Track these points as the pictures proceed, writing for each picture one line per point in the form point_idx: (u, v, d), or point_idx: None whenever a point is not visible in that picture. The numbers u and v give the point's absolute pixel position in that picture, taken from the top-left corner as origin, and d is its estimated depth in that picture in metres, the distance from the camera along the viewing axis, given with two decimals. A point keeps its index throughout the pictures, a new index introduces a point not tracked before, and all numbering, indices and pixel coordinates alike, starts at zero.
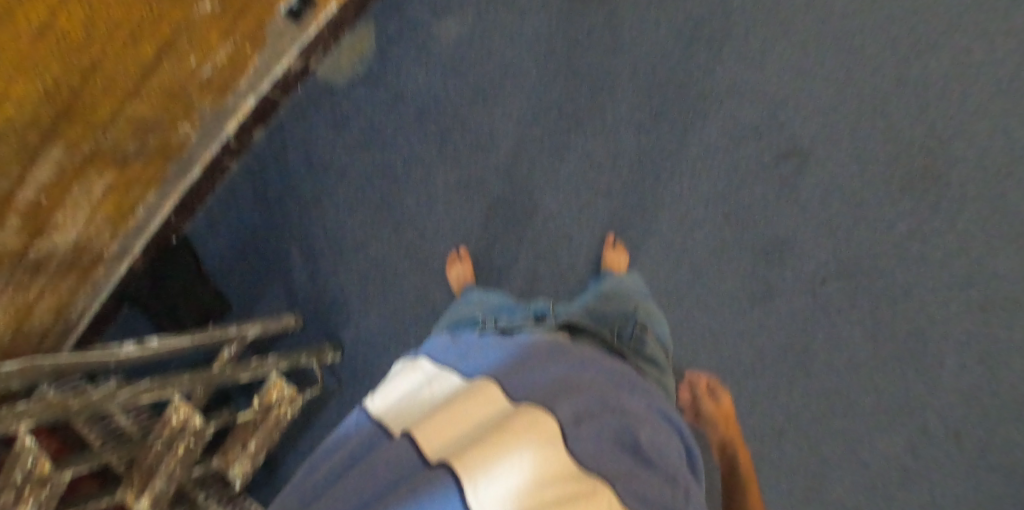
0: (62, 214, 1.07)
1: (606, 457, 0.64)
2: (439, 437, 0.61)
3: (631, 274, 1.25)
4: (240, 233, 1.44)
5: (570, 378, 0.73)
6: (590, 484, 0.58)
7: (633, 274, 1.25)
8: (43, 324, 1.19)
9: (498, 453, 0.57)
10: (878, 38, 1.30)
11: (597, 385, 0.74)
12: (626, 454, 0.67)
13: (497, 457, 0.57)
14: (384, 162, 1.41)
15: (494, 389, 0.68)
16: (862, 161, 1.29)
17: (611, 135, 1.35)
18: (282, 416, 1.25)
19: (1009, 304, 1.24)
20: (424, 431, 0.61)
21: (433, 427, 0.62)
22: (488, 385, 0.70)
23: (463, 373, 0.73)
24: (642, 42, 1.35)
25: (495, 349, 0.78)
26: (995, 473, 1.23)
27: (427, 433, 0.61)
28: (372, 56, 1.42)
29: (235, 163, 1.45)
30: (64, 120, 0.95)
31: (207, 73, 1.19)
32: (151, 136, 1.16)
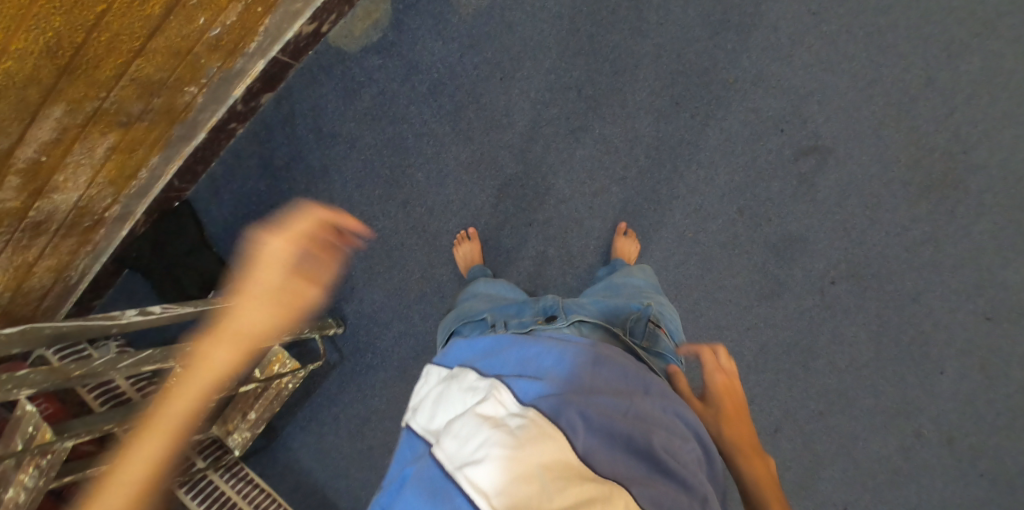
0: (63, 174, 1.05)
1: (620, 461, 0.65)
2: (455, 453, 0.62)
3: (642, 265, 1.23)
4: (246, 199, 1.42)
5: (582, 379, 0.73)
6: (604, 488, 0.60)
7: (644, 266, 1.23)
8: (43, 284, 1.20)
9: (511, 465, 0.59)
10: (913, 34, 1.25)
11: (609, 385, 0.74)
12: (639, 461, 0.67)
13: (510, 470, 0.59)
14: (395, 134, 1.37)
15: (508, 393, 0.69)
16: (883, 162, 1.27)
17: (630, 120, 1.31)
18: (282, 388, 1.24)
19: (1015, 315, 1.24)
20: (443, 449, 0.63)
21: (451, 443, 0.63)
22: (503, 387, 0.70)
23: (481, 373, 0.74)
24: (668, 24, 1.30)
25: (512, 347, 0.77)
26: (982, 478, 1.25)
27: (445, 450, 0.63)
28: (387, 23, 1.37)
29: (242, 127, 1.41)
30: (65, 79, 0.92)
31: (217, 33, 1.12)
32: (156, 97, 1.11)
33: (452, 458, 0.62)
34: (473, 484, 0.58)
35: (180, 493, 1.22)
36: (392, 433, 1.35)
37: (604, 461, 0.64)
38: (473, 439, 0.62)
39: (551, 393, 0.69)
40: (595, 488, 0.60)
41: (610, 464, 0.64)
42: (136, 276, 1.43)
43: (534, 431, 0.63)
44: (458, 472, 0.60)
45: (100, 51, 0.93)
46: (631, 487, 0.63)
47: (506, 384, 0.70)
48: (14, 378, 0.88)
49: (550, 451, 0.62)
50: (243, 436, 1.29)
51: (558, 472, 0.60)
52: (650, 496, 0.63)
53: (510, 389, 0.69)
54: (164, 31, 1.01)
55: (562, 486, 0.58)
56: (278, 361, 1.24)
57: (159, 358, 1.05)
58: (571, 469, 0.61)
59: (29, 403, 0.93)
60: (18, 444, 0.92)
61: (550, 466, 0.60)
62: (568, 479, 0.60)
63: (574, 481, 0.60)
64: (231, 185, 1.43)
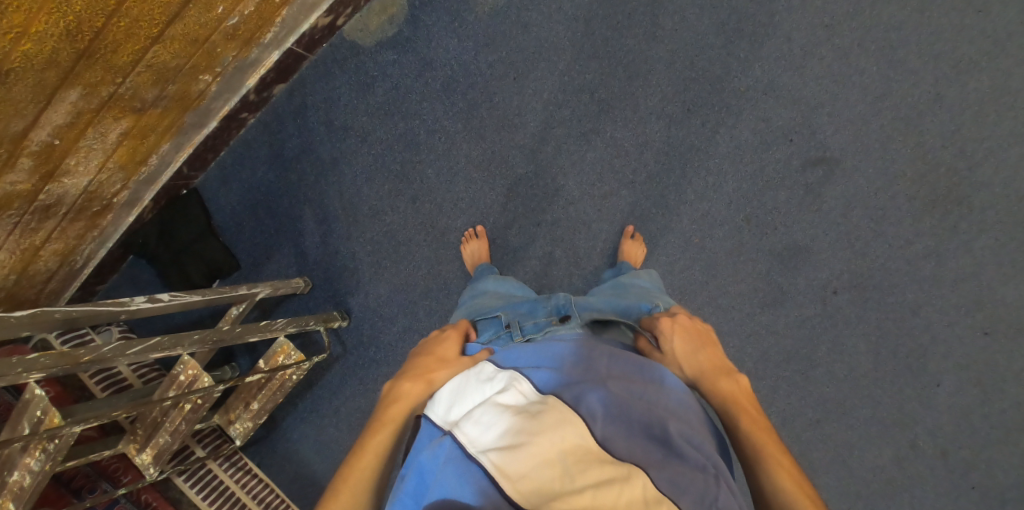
0: (75, 158, 1.04)
1: (636, 448, 0.70)
2: (480, 441, 0.69)
3: (648, 271, 1.21)
4: (254, 189, 1.42)
5: (597, 369, 0.79)
6: (622, 469, 0.65)
7: (651, 271, 1.21)
8: (48, 268, 1.20)
9: (535, 451, 0.65)
10: (924, 50, 1.26)
11: (623, 376, 0.79)
12: (655, 447, 0.71)
13: (533, 455, 0.65)
14: (406, 130, 1.38)
15: (526, 385, 0.76)
16: (889, 175, 1.28)
17: (640, 124, 1.32)
18: (286, 380, 1.25)
19: (1013, 331, 1.25)
20: (467, 437, 0.70)
21: (475, 432, 0.70)
22: (522, 379, 0.77)
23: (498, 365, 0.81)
24: (682, 31, 1.31)
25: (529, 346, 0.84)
26: (974, 490, 1.27)
27: (470, 437, 0.69)
28: (402, 18, 1.37)
29: (252, 117, 1.41)
30: (83, 63, 0.91)
31: (234, 22, 1.12)
32: (171, 84, 1.11)
33: (477, 444, 0.68)
34: (499, 467, 0.65)
35: (177, 479, 1.23)
36: None
37: (622, 445, 0.69)
38: (496, 428, 0.69)
39: (566, 386, 0.75)
40: (613, 469, 0.64)
41: (627, 448, 0.69)
42: (141, 262, 1.43)
43: (553, 418, 0.69)
44: (483, 456, 0.66)
45: (119, 36, 0.93)
46: (650, 469, 0.67)
47: (525, 376, 0.77)
48: (25, 360, 0.88)
49: (569, 436, 0.67)
50: (245, 426, 1.28)
51: (578, 456, 0.65)
52: (669, 477, 0.66)
53: (529, 381, 0.76)
54: (183, 18, 1.01)
55: (582, 468, 0.64)
56: (282, 352, 1.24)
57: (168, 345, 1.03)
58: (590, 453, 0.66)
59: (37, 387, 0.93)
60: (25, 428, 0.92)
61: (570, 451, 0.66)
62: (587, 463, 0.65)
63: (593, 463, 0.65)
64: (239, 175, 1.43)
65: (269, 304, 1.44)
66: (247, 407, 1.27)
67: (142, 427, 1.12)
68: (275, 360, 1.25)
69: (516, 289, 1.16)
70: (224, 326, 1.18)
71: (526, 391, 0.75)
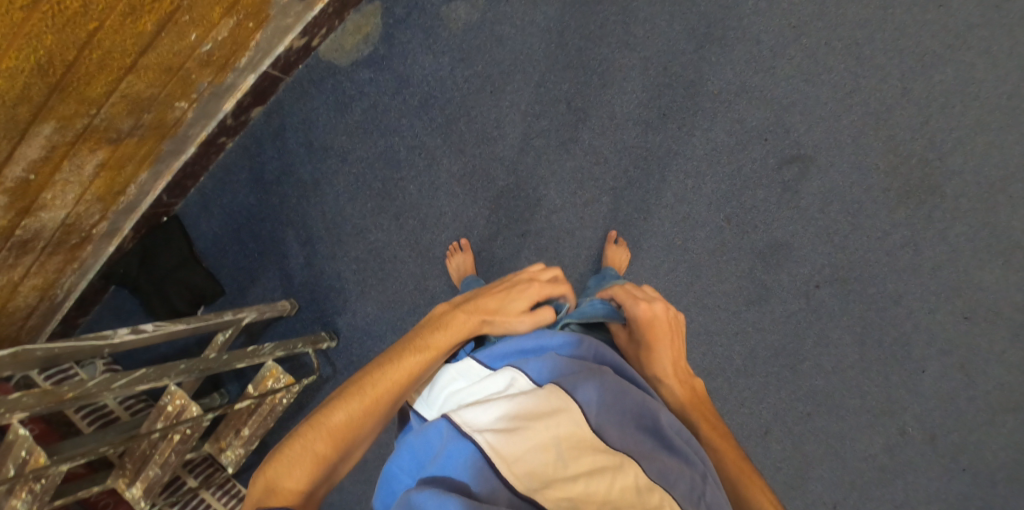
0: (51, 192, 1.03)
1: (629, 438, 0.71)
2: (475, 423, 0.69)
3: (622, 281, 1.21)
4: (236, 214, 1.42)
5: (589, 361, 0.78)
6: (614, 460, 0.67)
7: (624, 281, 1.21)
8: (29, 303, 1.18)
9: (529, 436, 0.67)
10: (887, 47, 1.30)
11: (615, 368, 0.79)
12: (646, 437, 0.72)
13: (528, 440, 0.67)
14: (386, 148, 1.38)
15: (522, 380, 0.75)
16: (863, 169, 1.31)
17: (617, 131, 1.34)
18: (276, 404, 1.23)
19: (991, 315, 1.28)
20: (463, 418, 0.70)
21: (472, 413, 0.70)
22: (515, 375, 0.76)
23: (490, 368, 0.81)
24: (653, 38, 1.33)
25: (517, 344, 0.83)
26: (964, 473, 1.29)
27: (465, 418, 0.70)
28: (377, 37, 1.37)
29: (231, 141, 1.41)
30: (55, 97, 0.91)
31: (208, 48, 1.12)
32: (147, 113, 1.10)
33: (473, 425, 0.69)
34: (495, 449, 0.66)
35: None
36: (386, 445, 1.36)
37: (615, 435, 0.70)
38: (491, 412, 0.70)
39: (561, 375, 0.74)
40: (605, 458, 0.66)
41: (620, 437, 0.70)
42: (123, 292, 1.41)
43: (549, 405, 0.70)
44: (477, 437, 0.67)
45: (91, 68, 0.92)
46: (640, 461, 0.68)
47: (518, 369, 0.77)
48: (6, 401, 0.87)
49: (564, 423, 0.68)
50: (237, 454, 1.25)
51: (573, 442, 0.67)
52: (659, 470, 0.68)
53: (522, 376, 0.76)
54: (156, 48, 1.00)
55: (576, 456, 0.66)
56: (271, 376, 1.24)
57: (154, 376, 1.02)
58: (584, 441, 0.68)
59: (21, 427, 0.92)
60: (11, 469, 0.91)
61: (564, 438, 0.67)
62: (581, 450, 0.67)
63: (586, 451, 0.67)
64: (220, 200, 1.42)
65: (256, 329, 1.43)
66: (238, 433, 1.26)
67: (130, 461, 1.10)
68: (264, 385, 1.25)
69: None
70: (211, 353, 1.16)
71: (521, 383, 0.75)
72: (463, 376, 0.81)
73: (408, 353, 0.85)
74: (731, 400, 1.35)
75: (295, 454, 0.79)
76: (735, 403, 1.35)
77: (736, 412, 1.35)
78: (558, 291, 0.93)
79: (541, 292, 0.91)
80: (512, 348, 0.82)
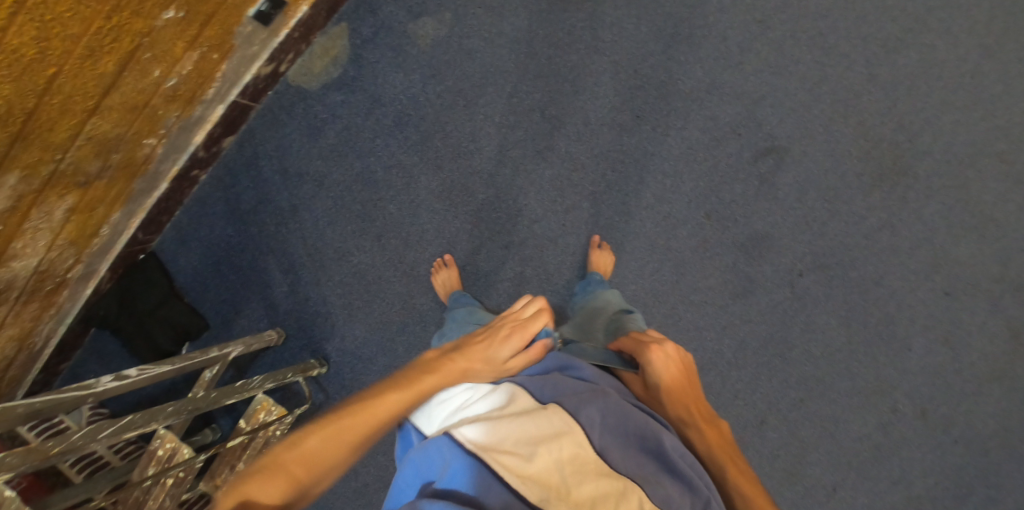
0: (22, 242, 1.01)
1: (632, 463, 0.71)
2: (480, 439, 0.69)
3: (611, 289, 1.22)
4: (215, 247, 1.40)
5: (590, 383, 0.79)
6: (619, 484, 0.66)
7: (613, 289, 1.22)
8: (6, 355, 1.15)
9: (534, 458, 0.66)
10: (850, 35, 1.32)
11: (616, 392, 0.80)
12: (649, 460, 0.72)
13: (532, 460, 0.66)
14: (363, 169, 1.37)
15: (525, 399, 0.75)
16: (836, 156, 1.32)
17: (592, 135, 1.34)
18: (270, 437, 1.23)
19: (971, 289, 1.31)
20: (468, 435, 0.69)
21: (476, 430, 0.70)
22: (517, 395, 0.77)
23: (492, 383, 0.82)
24: (622, 41, 1.33)
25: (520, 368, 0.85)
26: (957, 445, 1.31)
27: (469, 434, 0.69)
28: (345, 58, 1.36)
29: (204, 174, 1.38)
30: (18, 145, 0.88)
31: (173, 83, 1.10)
32: (115, 153, 1.08)
33: (477, 441, 0.68)
34: (500, 467, 0.66)
35: None
36: (385, 467, 1.35)
37: (619, 458, 0.70)
38: (496, 431, 0.70)
39: (563, 395, 0.76)
40: (609, 482, 0.66)
41: (623, 460, 0.70)
42: (104, 334, 1.38)
43: (553, 429, 0.70)
44: (483, 454, 0.67)
45: (53, 114, 0.90)
46: (644, 486, 0.68)
47: (520, 387, 0.78)
48: None
49: (567, 446, 0.68)
50: None
51: (577, 466, 0.67)
52: (663, 496, 0.68)
53: (525, 396, 0.76)
54: (119, 87, 0.98)
55: (580, 480, 0.65)
56: (262, 408, 1.23)
57: (142, 422, 1.00)
58: (587, 464, 0.67)
59: (7, 488, 0.89)
60: None
61: (569, 460, 0.67)
62: (585, 473, 0.66)
63: (590, 475, 0.66)
64: (197, 233, 1.40)
65: (244, 362, 1.41)
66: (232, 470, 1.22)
67: None
68: (256, 418, 1.23)
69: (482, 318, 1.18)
70: (199, 392, 1.14)
71: (523, 402, 0.75)
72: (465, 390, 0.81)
73: (392, 390, 0.84)
74: (725, 394, 1.35)
75: (268, 472, 0.75)
76: (729, 396, 1.36)
77: (731, 405, 1.35)
78: (539, 323, 0.96)
79: (527, 333, 0.93)
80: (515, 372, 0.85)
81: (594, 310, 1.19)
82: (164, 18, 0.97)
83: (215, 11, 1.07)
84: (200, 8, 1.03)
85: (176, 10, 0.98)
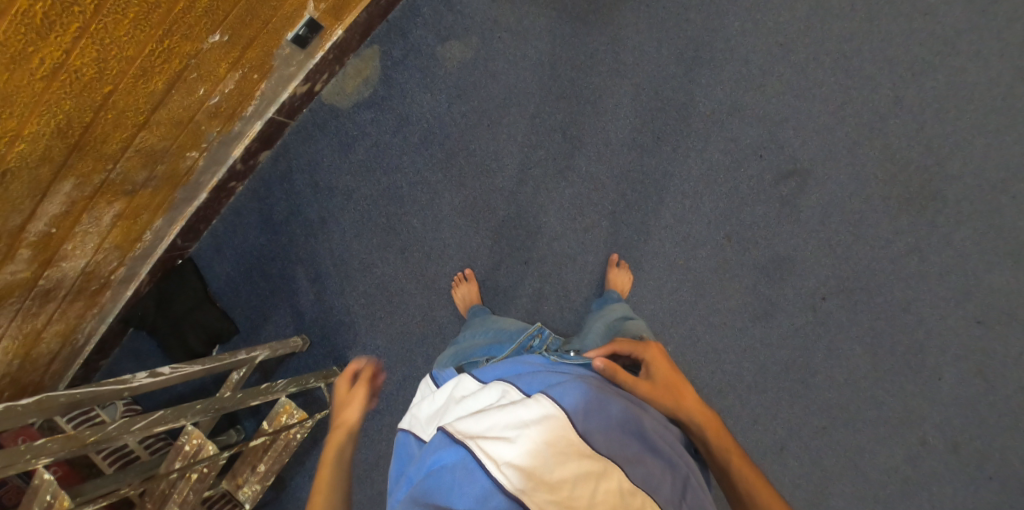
0: (71, 244, 1.08)
1: (616, 442, 0.73)
2: (468, 431, 0.71)
3: (621, 303, 1.24)
4: (247, 255, 1.47)
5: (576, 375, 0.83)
6: (601, 463, 0.69)
7: (623, 302, 1.25)
8: (51, 349, 1.23)
9: (519, 443, 0.69)
10: (875, 59, 1.32)
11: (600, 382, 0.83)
12: (632, 440, 0.75)
13: (517, 445, 0.68)
14: (390, 184, 1.42)
15: (512, 391, 0.79)
16: (860, 179, 1.31)
17: (613, 155, 1.36)
18: (291, 439, 1.26)
19: (1005, 318, 1.27)
20: (456, 428, 0.72)
21: (465, 424, 0.73)
22: (505, 388, 0.80)
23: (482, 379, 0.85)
24: (644, 64, 1.36)
25: (508, 366, 0.88)
26: (992, 481, 1.27)
27: (459, 428, 0.72)
28: (376, 79, 1.43)
29: (241, 186, 1.46)
30: (75, 155, 0.96)
31: (215, 101, 1.17)
32: (160, 165, 1.16)
33: (465, 432, 0.71)
34: (485, 454, 0.68)
35: None
36: None
37: (602, 439, 0.73)
38: (484, 422, 0.72)
39: (549, 385, 0.79)
40: (591, 463, 0.69)
41: (606, 441, 0.73)
42: (141, 335, 1.46)
43: (539, 414, 0.72)
44: (469, 442, 0.69)
45: (107, 127, 0.98)
46: (625, 466, 0.71)
47: (509, 383, 0.81)
48: (32, 447, 0.91)
49: (553, 428, 0.71)
50: (253, 490, 1.26)
51: (560, 448, 0.69)
52: (644, 474, 0.71)
53: (513, 389, 0.80)
54: (167, 104, 1.06)
55: (562, 460, 0.68)
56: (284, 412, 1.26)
57: (171, 417, 1.05)
58: (571, 446, 0.70)
59: (46, 472, 0.96)
60: None
61: (553, 443, 0.69)
62: (568, 454, 0.69)
63: (573, 456, 0.69)
64: (232, 242, 1.47)
65: (269, 366, 1.46)
66: (254, 470, 1.26)
67: (151, 500, 1.12)
68: (279, 421, 1.26)
69: (495, 325, 1.19)
70: (225, 392, 1.19)
71: (512, 394, 0.78)
72: (457, 390, 0.85)
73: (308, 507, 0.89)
74: (744, 418, 1.33)
75: None
76: (749, 420, 1.34)
77: (751, 429, 1.33)
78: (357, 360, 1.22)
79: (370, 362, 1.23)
80: (507, 370, 0.87)
81: (615, 320, 1.19)
82: (210, 41, 1.04)
83: (256, 35, 1.14)
84: (243, 32, 1.11)
85: (221, 34, 1.05)
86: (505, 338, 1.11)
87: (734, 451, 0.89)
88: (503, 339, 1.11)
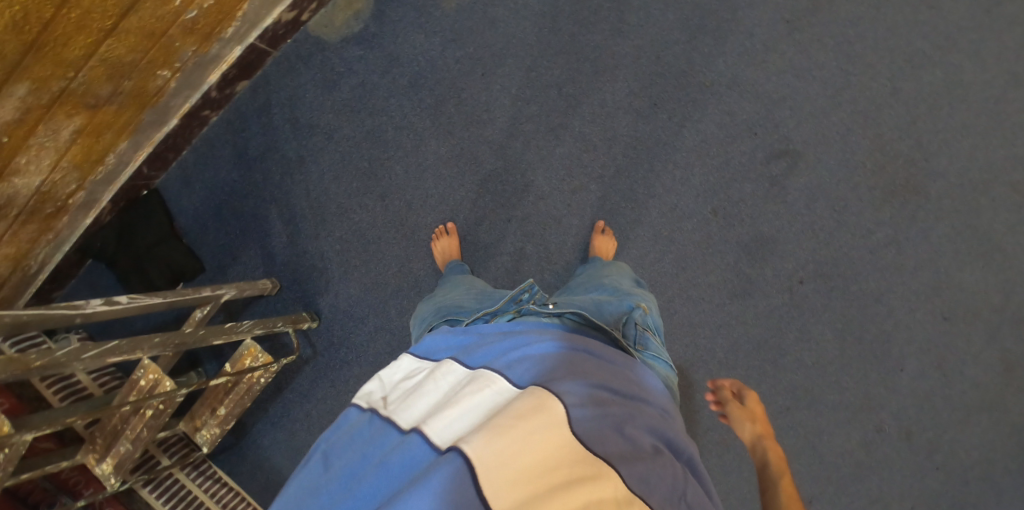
0: (25, 157, 1.00)
1: (611, 441, 0.67)
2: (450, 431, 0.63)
3: (621, 264, 1.22)
4: (218, 191, 1.39)
5: (571, 363, 0.75)
6: (595, 467, 0.62)
7: (627, 265, 1.23)
8: (0, 274, 1.15)
9: (509, 439, 0.60)
10: (877, 46, 1.30)
11: (595, 371, 0.76)
12: (627, 441, 0.69)
13: (507, 442, 0.60)
14: (374, 127, 1.36)
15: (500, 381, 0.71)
16: (850, 165, 1.31)
17: (608, 119, 1.33)
18: (254, 383, 1.21)
19: (971, 316, 1.30)
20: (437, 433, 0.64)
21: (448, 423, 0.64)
22: (493, 376, 0.72)
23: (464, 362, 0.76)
24: (648, 26, 1.32)
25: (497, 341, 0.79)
26: (938, 471, 1.32)
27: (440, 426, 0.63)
28: (368, 14, 1.36)
29: (215, 115, 1.38)
30: (33, 55, 0.87)
31: (192, 16, 1.09)
32: (127, 80, 1.08)
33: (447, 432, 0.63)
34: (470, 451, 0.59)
35: (142, 490, 1.20)
36: None
37: (597, 439, 0.66)
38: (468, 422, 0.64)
39: (542, 376, 0.71)
40: (584, 467, 0.62)
41: (601, 443, 0.66)
42: (99, 266, 1.38)
43: (527, 407, 0.64)
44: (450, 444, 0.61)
45: (71, 28, 0.89)
46: (620, 468, 0.64)
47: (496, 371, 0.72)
48: None
49: (546, 427, 0.63)
50: (212, 433, 1.23)
51: (553, 450, 0.62)
52: (640, 477, 0.65)
53: (501, 378, 0.71)
54: (138, 11, 0.98)
55: (554, 464, 0.60)
56: (249, 354, 1.20)
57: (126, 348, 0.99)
58: (565, 446, 0.63)
59: None
60: None
61: (545, 442, 0.62)
62: (561, 457, 0.61)
63: (566, 460, 0.61)
64: (202, 175, 1.40)
65: (235, 308, 1.41)
66: (214, 413, 1.22)
67: (101, 436, 1.08)
68: (243, 363, 1.21)
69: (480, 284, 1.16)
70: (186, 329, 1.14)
71: (500, 385, 0.70)
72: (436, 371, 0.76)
73: None
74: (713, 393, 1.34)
75: None
76: None
77: None
78: None
79: None
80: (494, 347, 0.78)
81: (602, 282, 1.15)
82: None
83: None
84: None
85: None
86: (490, 296, 1.08)
87: (784, 473, 0.93)
88: (488, 296, 1.08)
